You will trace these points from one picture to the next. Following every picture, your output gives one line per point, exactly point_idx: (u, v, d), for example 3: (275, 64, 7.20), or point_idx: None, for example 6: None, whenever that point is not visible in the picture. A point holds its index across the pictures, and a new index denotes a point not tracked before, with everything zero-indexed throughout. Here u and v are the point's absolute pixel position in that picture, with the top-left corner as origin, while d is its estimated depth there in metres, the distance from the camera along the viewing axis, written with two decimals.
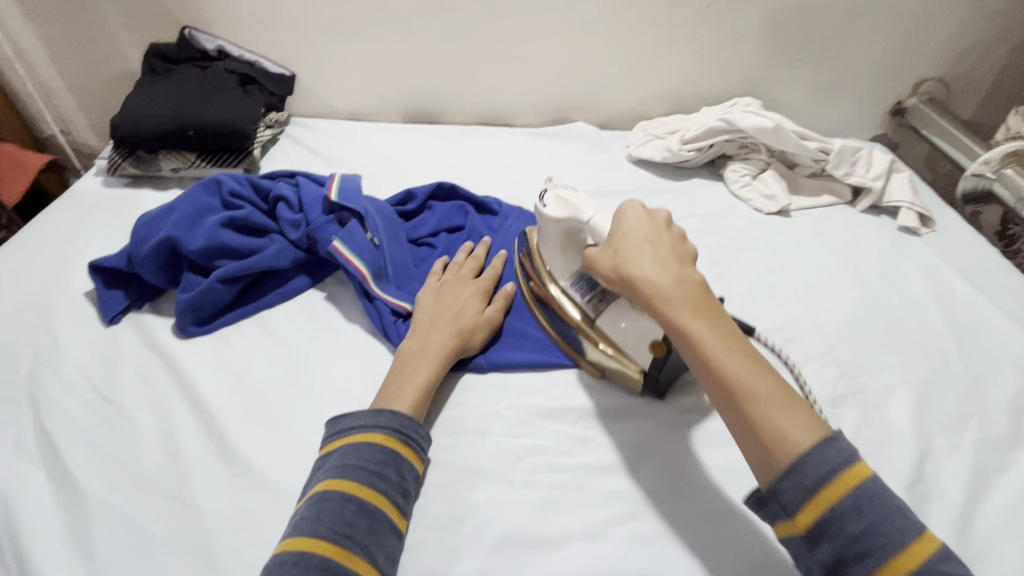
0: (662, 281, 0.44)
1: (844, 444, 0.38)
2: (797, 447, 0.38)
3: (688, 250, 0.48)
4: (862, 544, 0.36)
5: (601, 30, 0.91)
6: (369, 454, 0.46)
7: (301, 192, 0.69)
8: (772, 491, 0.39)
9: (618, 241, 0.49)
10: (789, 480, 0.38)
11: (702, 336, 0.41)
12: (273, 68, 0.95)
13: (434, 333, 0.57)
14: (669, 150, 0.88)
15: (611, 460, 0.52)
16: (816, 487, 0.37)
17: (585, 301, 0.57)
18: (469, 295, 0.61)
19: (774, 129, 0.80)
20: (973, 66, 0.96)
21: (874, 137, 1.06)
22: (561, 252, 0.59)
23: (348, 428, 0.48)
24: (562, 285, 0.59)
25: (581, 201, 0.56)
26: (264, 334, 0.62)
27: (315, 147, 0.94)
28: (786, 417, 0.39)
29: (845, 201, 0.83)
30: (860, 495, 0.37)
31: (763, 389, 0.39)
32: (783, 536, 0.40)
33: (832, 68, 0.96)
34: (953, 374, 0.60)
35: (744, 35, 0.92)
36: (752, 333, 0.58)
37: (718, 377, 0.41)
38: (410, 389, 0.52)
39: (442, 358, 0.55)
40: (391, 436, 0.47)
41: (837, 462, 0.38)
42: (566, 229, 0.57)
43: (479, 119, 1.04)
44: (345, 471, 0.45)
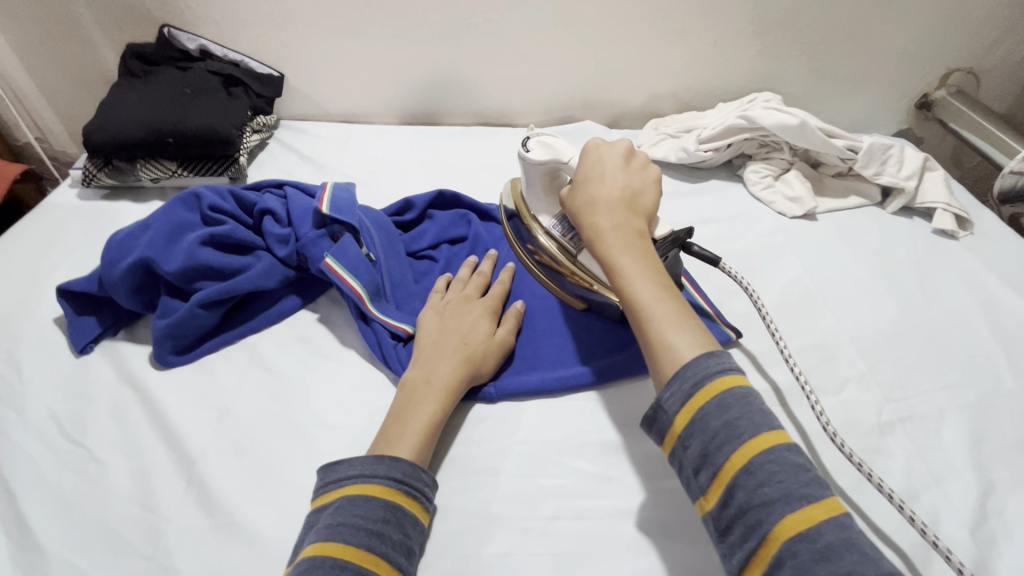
0: (604, 213, 0.48)
1: (729, 361, 0.39)
2: (682, 356, 0.39)
3: (647, 198, 0.51)
4: (746, 468, 0.34)
5: (610, 23, 0.85)
6: (367, 510, 0.41)
7: (289, 204, 0.63)
8: (660, 407, 0.39)
9: (583, 178, 0.52)
10: (671, 391, 0.38)
11: (621, 258, 0.45)
12: (260, 68, 0.88)
13: (441, 360, 0.52)
14: (684, 151, 0.82)
15: (638, 503, 0.47)
16: (692, 391, 0.38)
17: (569, 239, 0.57)
18: (476, 316, 0.56)
19: (799, 127, 0.74)
20: (1006, 55, 0.90)
21: (898, 132, 1.00)
22: (544, 196, 0.60)
23: (345, 479, 0.43)
24: (546, 226, 0.59)
25: (561, 143, 0.58)
26: (251, 362, 0.57)
27: (307, 153, 0.88)
28: (680, 335, 0.40)
29: (874, 202, 0.78)
30: (775, 457, 0.34)
31: (661, 308, 0.42)
32: (667, 449, 0.39)
33: (855, 59, 0.91)
34: (1009, 396, 0.55)
35: (762, 26, 0.86)
36: (718, 264, 0.56)
37: (624, 292, 0.44)
38: (414, 428, 0.47)
39: (450, 390, 0.50)
40: (392, 488, 0.42)
41: (754, 422, 0.36)
42: (549, 171, 0.59)
43: (480, 119, 0.99)
44: (341, 532, 0.39)
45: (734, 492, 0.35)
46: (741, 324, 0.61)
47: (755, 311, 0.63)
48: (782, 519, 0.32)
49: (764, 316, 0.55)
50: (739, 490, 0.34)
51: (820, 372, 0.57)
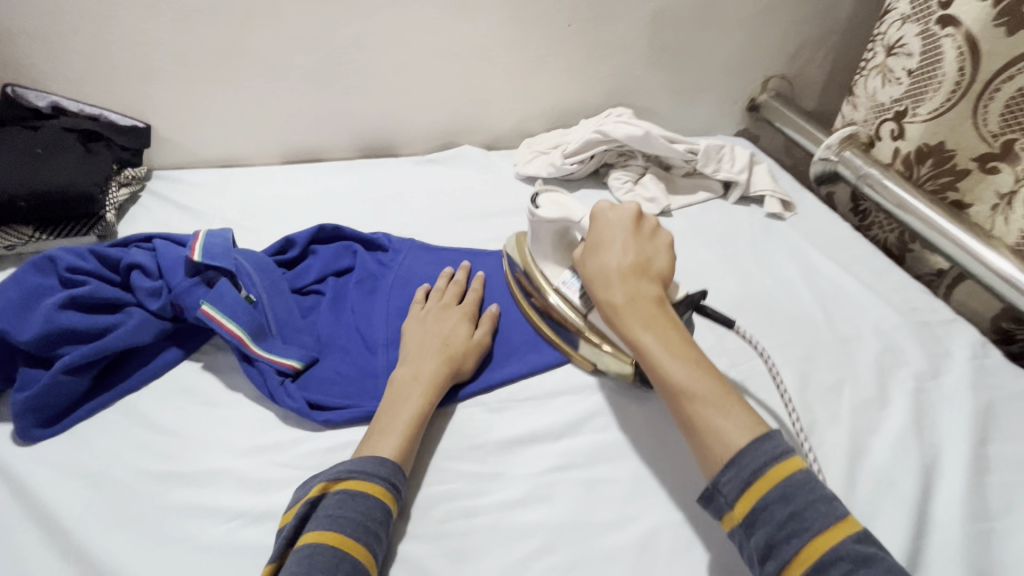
0: (619, 290, 0.51)
1: (784, 445, 0.42)
2: (730, 441, 0.43)
3: (660, 259, 0.54)
4: (819, 564, 0.37)
5: (471, 54, 0.92)
6: (368, 508, 0.45)
7: (159, 257, 0.63)
8: (719, 491, 0.43)
9: (592, 248, 0.55)
10: (731, 474, 0.42)
11: (650, 338, 0.48)
12: (122, 121, 0.86)
13: (429, 361, 0.56)
14: (553, 166, 0.90)
15: (523, 493, 0.51)
16: (752, 478, 0.41)
17: (579, 298, 0.59)
18: (456, 321, 0.61)
19: (644, 136, 0.84)
20: (808, 61, 1.07)
21: (738, 132, 1.15)
22: (552, 250, 0.62)
23: (360, 472, 0.47)
24: (555, 284, 0.61)
25: (571, 202, 0.60)
26: (129, 422, 0.55)
27: (183, 201, 0.86)
28: (724, 420, 0.44)
29: (718, 195, 0.89)
30: (842, 552, 0.37)
31: (701, 392, 0.45)
32: (728, 527, 0.43)
33: (691, 73, 1.03)
34: (824, 346, 0.65)
35: (606, 49, 0.97)
36: (733, 327, 0.58)
37: (664, 379, 0.46)
38: (398, 425, 0.51)
39: (436, 384, 0.55)
40: (387, 489, 0.46)
41: (821, 513, 0.39)
42: (559, 230, 0.61)
43: (363, 152, 1.01)
44: (343, 525, 0.43)
45: None
46: None
47: None
48: None
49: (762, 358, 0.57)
50: None
51: None
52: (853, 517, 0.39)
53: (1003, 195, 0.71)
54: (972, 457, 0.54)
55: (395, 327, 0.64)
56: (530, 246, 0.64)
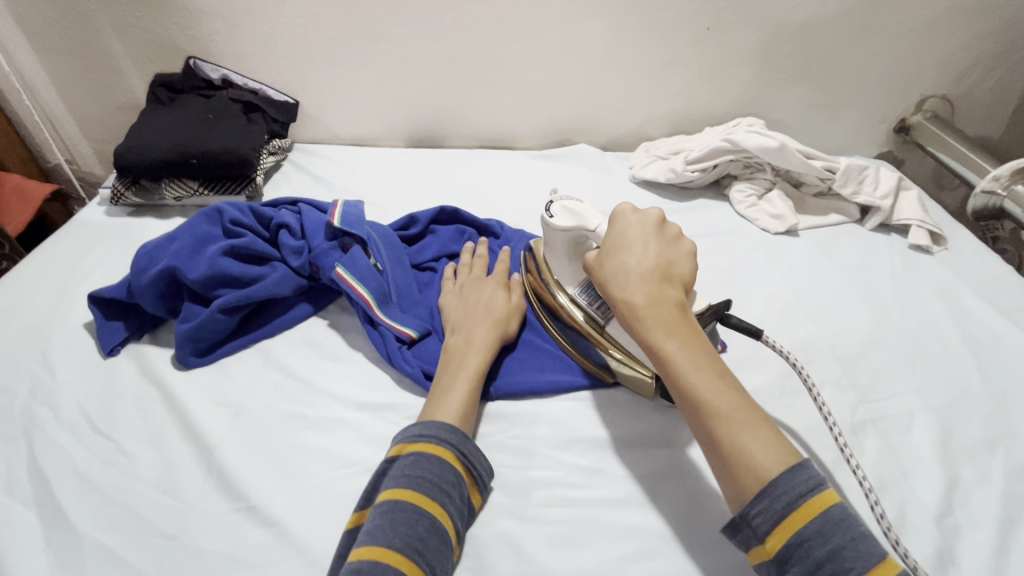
0: (636, 284, 0.48)
1: (804, 463, 0.40)
2: (764, 473, 0.39)
3: (681, 266, 0.51)
4: (802, 542, 0.38)
5: (602, 52, 0.91)
6: (442, 471, 0.46)
7: (303, 219, 0.68)
8: (747, 522, 0.40)
9: (609, 253, 0.52)
10: (762, 507, 0.39)
11: (677, 358, 0.44)
12: (278, 96, 0.94)
13: (476, 326, 0.58)
14: (673, 172, 0.87)
15: (622, 493, 0.50)
16: (756, 482, 0.40)
17: (594, 309, 0.57)
18: (494, 290, 0.63)
19: (779, 149, 0.80)
20: (977, 83, 0.96)
21: (879, 155, 1.05)
22: (568, 262, 0.60)
23: (426, 437, 0.48)
24: (572, 294, 0.59)
25: (586, 210, 0.58)
26: (265, 364, 0.61)
27: (319, 173, 0.94)
28: (758, 446, 0.40)
29: (853, 219, 0.82)
30: (827, 531, 0.38)
31: (728, 408, 0.42)
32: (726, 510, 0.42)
33: (835, 87, 0.96)
34: (976, 398, 0.58)
35: (743, 55, 0.92)
36: (760, 337, 0.55)
37: (687, 389, 0.43)
38: (462, 380, 0.53)
39: (488, 348, 0.57)
40: (458, 456, 0.47)
41: (808, 485, 0.39)
42: (574, 239, 0.59)
43: (481, 143, 1.05)
44: (419, 484, 0.44)
45: (791, 562, 0.38)
46: (727, 332, 0.65)
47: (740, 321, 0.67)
48: None
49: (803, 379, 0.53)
50: (797, 562, 0.38)
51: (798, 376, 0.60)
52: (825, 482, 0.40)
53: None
54: None
55: None
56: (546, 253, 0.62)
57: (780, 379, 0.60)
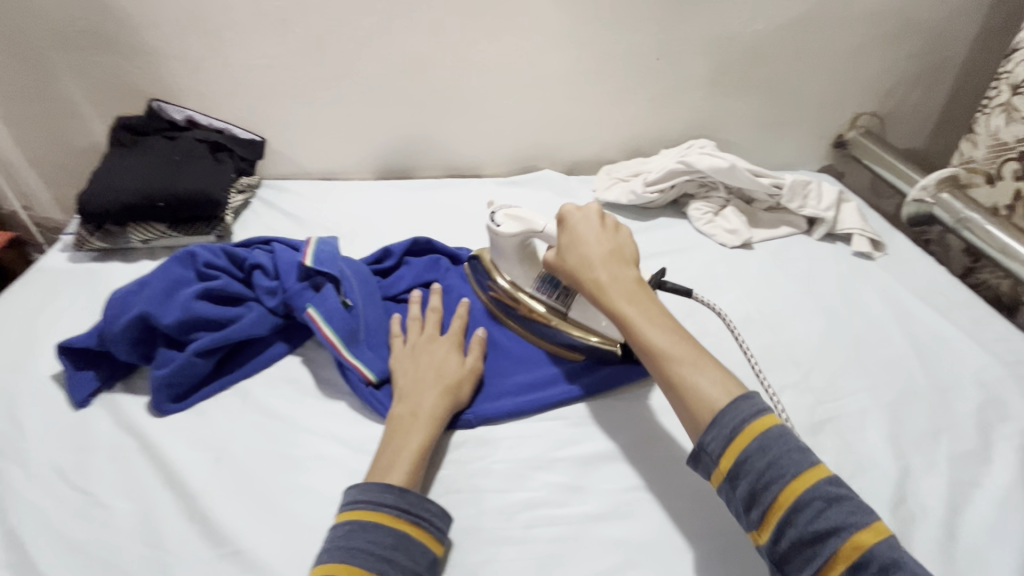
0: (600, 266, 0.54)
1: (760, 402, 0.43)
2: (716, 405, 0.44)
3: (630, 246, 0.57)
4: (796, 504, 0.39)
5: (559, 83, 0.96)
6: (377, 536, 0.45)
7: (276, 259, 0.69)
8: (705, 450, 0.44)
9: (567, 241, 0.58)
10: (715, 433, 0.43)
11: (638, 318, 0.50)
12: (243, 134, 0.95)
13: (425, 393, 0.57)
14: (634, 193, 0.92)
15: (604, 507, 0.52)
16: (734, 434, 0.42)
17: (553, 299, 0.63)
18: (445, 353, 0.62)
19: (729, 169, 0.85)
20: (901, 101, 1.05)
21: (821, 168, 1.13)
22: (518, 263, 0.65)
23: (356, 503, 0.47)
24: (529, 290, 0.65)
25: (529, 214, 0.64)
26: (244, 404, 0.61)
27: (289, 210, 0.94)
28: (709, 381, 0.46)
29: (802, 231, 0.88)
30: (819, 493, 0.39)
31: (677, 352, 0.48)
32: (715, 484, 0.44)
33: (776, 108, 1.04)
34: (921, 393, 0.63)
35: (691, 82, 0.99)
36: (691, 296, 0.59)
37: (648, 345, 0.49)
38: (404, 458, 0.51)
39: (436, 418, 0.55)
40: (398, 515, 0.47)
41: (754, 411, 0.43)
42: (521, 241, 0.64)
43: (449, 172, 1.07)
44: (353, 557, 0.44)
45: (786, 527, 0.39)
46: None
47: (703, 334, 0.70)
48: (838, 546, 0.37)
49: (738, 343, 0.57)
50: (792, 526, 0.39)
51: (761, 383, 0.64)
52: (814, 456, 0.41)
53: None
54: None
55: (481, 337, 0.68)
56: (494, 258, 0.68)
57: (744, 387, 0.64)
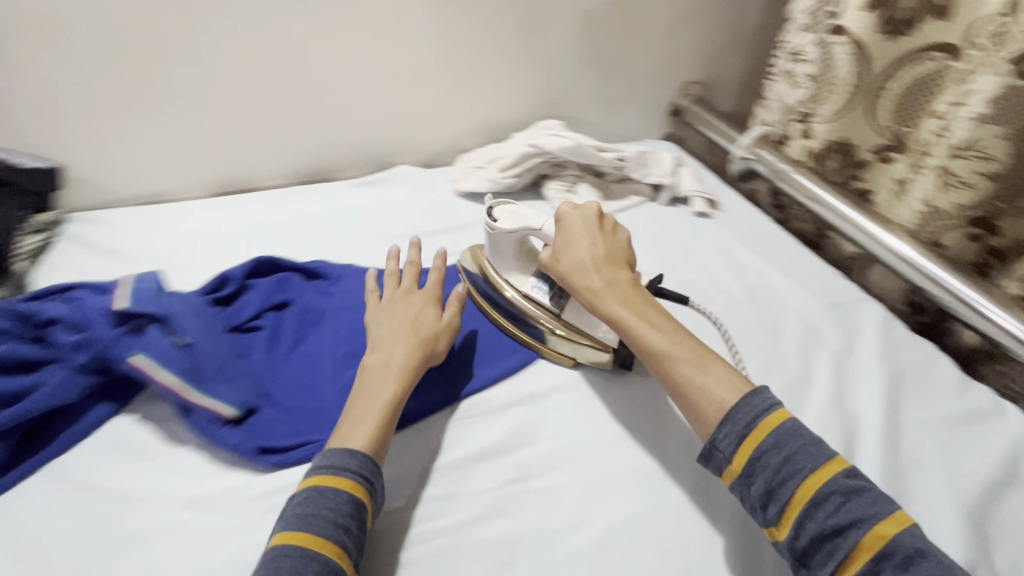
0: (597, 269, 0.59)
1: (772, 397, 0.48)
2: (726, 403, 0.49)
3: (624, 251, 0.62)
4: (813, 500, 0.42)
5: (398, 74, 0.93)
6: (337, 503, 0.45)
7: (79, 308, 0.59)
8: (717, 447, 0.48)
9: (560, 247, 0.62)
10: (727, 430, 0.47)
11: (638, 321, 0.55)
12: (27, 162, 0.79)
13: (395, 347, 0.57)
14: (490, 181, 0.92)
15: (482, 509, 0.52)
16: (747, 430, 0.46)
17: (549, 300, 0.67)
18: (421, 306, 0.62)
19: (575, 147, 0.88)
20: (719, 67, 1.15)
21: (664, 136, 1.21)
22: (513, 259, 0.69)
23: (319, 469, 0.47)
24: (520, 290, 0.68)
25: (524, 212, 0.67)
26: (58, 487, 0.52)
27: (103, 245, 0.81)
28: (710, 378, 0.51)
29: (650, 198, 0.94)
30: (835, 487, 0.42)
31: (679, 351, 0.52)
32: (729, 482, 0.48)
33: (614, 83, 1.09)
34: (754, 334, 0.70)
35: (531, 64, 1.00)
36: (687, 302, 0.67)
37: (646, 346, 0.54)
38: (375, 410, 0.52)
39: (410, 370, 0.56)
40: (359, 482, 0.47)
41: (767, 405, 0.47)
42: (517, 239, 0.67)
43: (297, 179, 0.99)
44: (308, 524, 0.43)
45: (805, 524, 0.42)
46: None
47: None
48: (859, 539, 0.40)
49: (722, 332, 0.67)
50: (811, 522, 0.42)
51: None
52: (833, 451, 0.45)
53: (926, 199, 0.77)
54: (887, 422, 0.59)
55: (342, 355, 0.64)
56: (489, 260, 0.70)
57: None
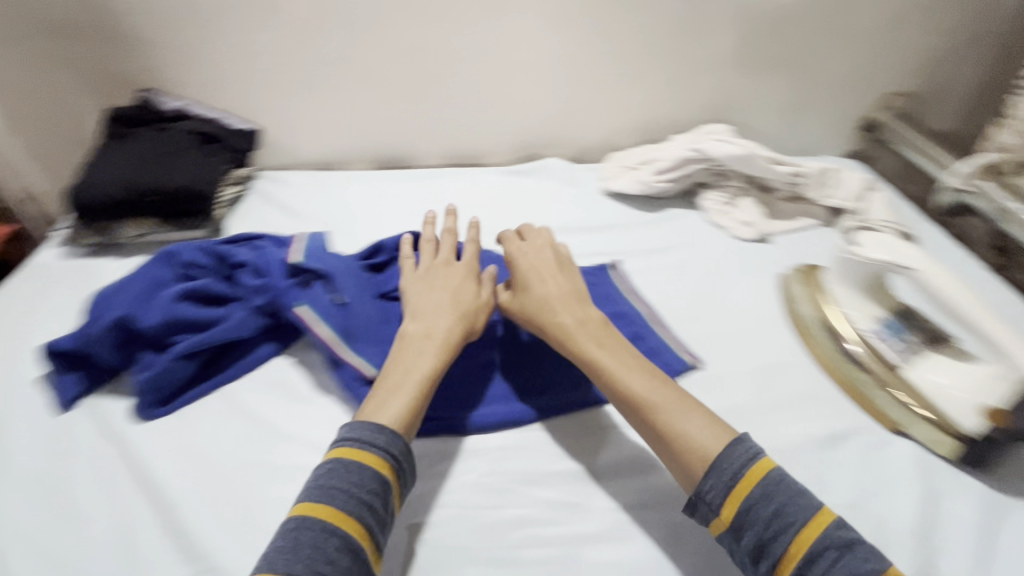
0: (574, 304, 0.59)
1: (758, 448, 0.47)
2: (768, 464, 0.45)
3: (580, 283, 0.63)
4: (809, 555, 0.41)
5: (565, 66, 0.91)
6: (360, 477, 0.45)
7: (261, 256, 0.67)
8: (702, 499, 0.46)
9: (523, 284, 0.61)
10: (713, 481, 0.45)
11: (623, 364, 0.54)
12: (236, 124, 0.92)
13: (438, 314, 0.58)
14: (642, 183, 0.87)
15: (601, 528, 0.50)
16: (733, 480, 0.45)
17: (892, 349, 0.61)
18: (460, 280, 0.62)
19: (747, 156, 0.80)
20: (935, 78, 0.98)
21: (847, 153, 1.07)
22: (855, 287, 0.65)
23: (340, 441, 0.48)
24: (862, 329, 0.63)
25: (900, 245, 0.60)
26: (228, 409, 0.59)
27: (284, 202, 0.91)
28: (700, 421, 0.49)
29: (823, 223, 0.84)
30: (832, 541, 0.41)
31: (659, 399, 0.51)
32: (715, 534, 0.45)
33: (799, 88, 0.97)
34: None
35: (707, 62, 0.92)
36: None
37: (621, 385, 0.52)
38: (405, 386, 0.52)
39: (449, 345, 0.56)
40: (383, 458, 0.47)
41: (748, 455, 0.46)
42: (873, 269, 0.62)
43: (450, 160, 1.03)
44: (328, 496, 0.44)
45: None
46: (698, 353, 0.65)
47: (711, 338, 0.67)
48: None
49: None
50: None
51: (769, 394, 0.61)
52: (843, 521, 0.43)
53: None
54: None
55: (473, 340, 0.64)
56: (828, 280, 0.67)
57: (751, 398, 0.60)
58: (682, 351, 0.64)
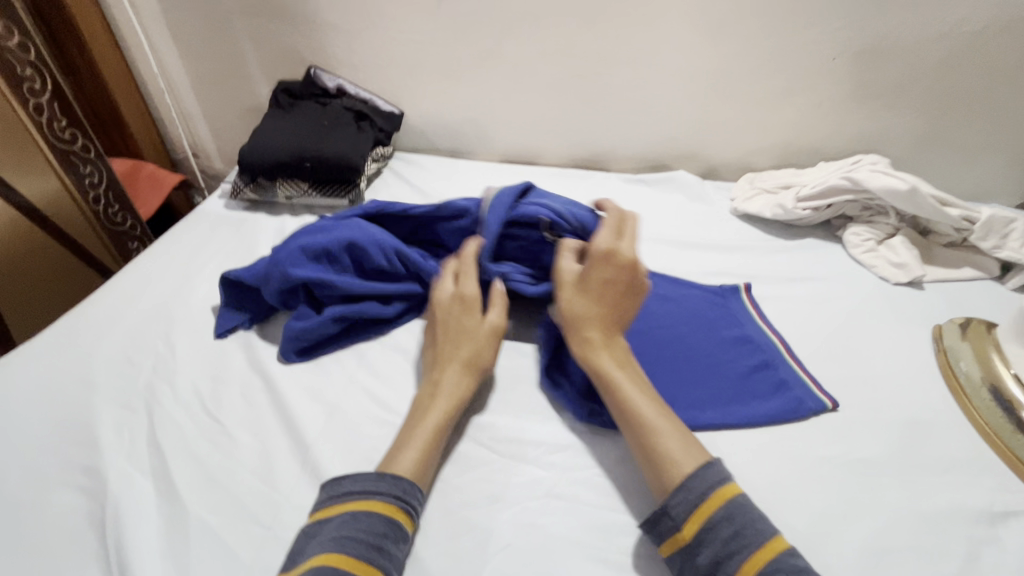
0: (582, 326, 0.56)
1: (724, 472, 0.46)
2: (734, 491, 0.44)
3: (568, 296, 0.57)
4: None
5: (713, 79, 0.88)
6: (368, 524, 0.44)
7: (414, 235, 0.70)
8: (667, 512, 0.45)
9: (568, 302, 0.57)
10: (681, 497, 0.44)
11: (642, 408, 0.50)
12: (384, 106, 0.98)
13: (455, 366, 0.56)
14: (781, 207, 0.82)
15: None
16: (701, 499, 0.44)
17: None
18: (465, 319, 0.59)
19: (909, 192, 0.73)
20: None
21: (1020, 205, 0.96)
22: None
23: (349, 494, 0.46)
24: None
25: None
26: (359, 365, 0.63)
27: (417, 182, 0.96)
28: (678, 447, 0.47)
29: (991, 276, 0.75)
30: (781, 564, 0.40)
31: (672, 447, 0.47)
32: (670, 551, 0.44)
33: (976, 125, 0.87)
34: None
35: (872, 89, 0.86)
36: None
37: (636, 418, 0.50)
38: (418, 437, 0.51)
39: (456, 396, 0.54)
40: (392, 503, 0.46)
41: (708, 484, 0.45)
42: None
43: (576, 162, 1.04)
44: (342, 545, 0.42)
45: None
46: (833, 393, 0.61)
47: (850, 380, 0.62)
48: None
49: None
50: None
51: (917, 451, 0.55)
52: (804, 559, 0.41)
53: None
54: None
55: None
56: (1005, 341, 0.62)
57: (896, 452, 0.55)
58: (818, 389, 0.60)
